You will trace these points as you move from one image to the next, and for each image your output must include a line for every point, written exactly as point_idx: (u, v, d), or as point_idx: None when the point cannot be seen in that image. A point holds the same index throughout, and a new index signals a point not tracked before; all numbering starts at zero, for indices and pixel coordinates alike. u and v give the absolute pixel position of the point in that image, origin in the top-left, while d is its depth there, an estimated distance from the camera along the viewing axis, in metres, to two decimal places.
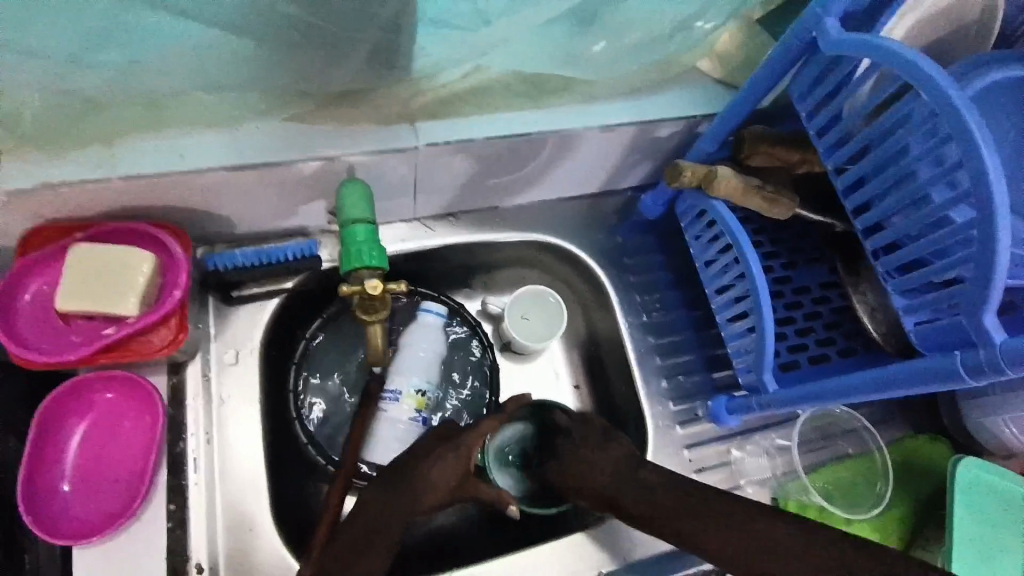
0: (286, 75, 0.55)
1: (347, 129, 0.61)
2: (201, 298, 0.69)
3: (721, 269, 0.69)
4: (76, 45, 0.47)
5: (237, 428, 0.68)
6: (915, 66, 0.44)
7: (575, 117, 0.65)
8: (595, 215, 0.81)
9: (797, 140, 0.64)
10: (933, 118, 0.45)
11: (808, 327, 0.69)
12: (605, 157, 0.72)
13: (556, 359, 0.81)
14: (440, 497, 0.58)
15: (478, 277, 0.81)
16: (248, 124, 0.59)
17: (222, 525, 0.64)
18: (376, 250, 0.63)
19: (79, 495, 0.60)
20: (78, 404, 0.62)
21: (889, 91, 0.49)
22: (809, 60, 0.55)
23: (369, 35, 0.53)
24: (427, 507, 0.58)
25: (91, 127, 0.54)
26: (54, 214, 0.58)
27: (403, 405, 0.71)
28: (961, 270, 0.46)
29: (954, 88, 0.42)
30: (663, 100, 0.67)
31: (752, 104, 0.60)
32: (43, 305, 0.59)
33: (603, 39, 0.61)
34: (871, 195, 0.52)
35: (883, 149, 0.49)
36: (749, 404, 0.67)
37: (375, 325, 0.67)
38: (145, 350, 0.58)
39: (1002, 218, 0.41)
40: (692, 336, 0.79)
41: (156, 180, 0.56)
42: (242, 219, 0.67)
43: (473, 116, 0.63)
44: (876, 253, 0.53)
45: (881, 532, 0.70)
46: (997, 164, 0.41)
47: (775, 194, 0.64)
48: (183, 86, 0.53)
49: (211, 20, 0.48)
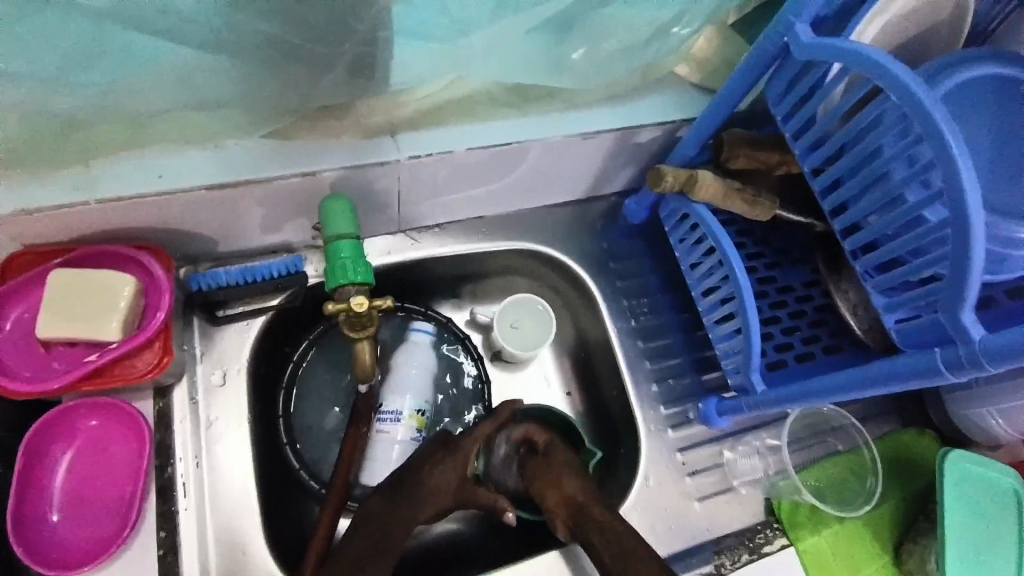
0: (265, 92, 0.55)
1: (326, 145, 0.61)
2: (186, 318, 0.69)
3: (706, 272, 0.70)
4: (41, 72, 0.47)
5: (226, 449, 0.67)
6: (885, 69, 0.45)
7: (556, 126, 0.65)
8: (581, 220, 0.82)
9: (778, 141, 0.65)
10: (904, 119, 0.46)
11: (795, 326, 0.69)
12: (586, 165, 0.73)
13: (548, 365, 0.82)
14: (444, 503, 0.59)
15: (466, 287, 0.81)
16: (229, 142, 0.58)
17: (215, 551, 0.64)
18: (362, 266, 0.64)
19: (68, 524, 0.59)
20: (62, 431, 0.61)
21: (860, 94, 0.49)
22: (782, 65, 0.56)
23: (348, 50, 0.53)
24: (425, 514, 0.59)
25: (67, 151, 0.53)
26: (33, 239, 0.57)
27: (403, 425, 0.71)
28: (938, 268, 0.46)
29: (923, 90, 0.43)
30: (643, 106, 0.68)
31: (730, 107, 0.60)
32: (25, 332, 0.58)
33: (582, 47, 0.61)
34: (849, 196, 0.53)
35: (858, 151, 0.50)
36: (739, 406, 0.68)
37: (363, 342, 0.67)
38: (129, 375, 0.58)
39: (976, 217, 0.42)
40: (682, 339, 0.80)
41: (135, 202, 0.56)
42: (226, 237, 0.67)
43: (454, 129, 0.64)
44: (855, 253, 0.54)
45: (874, 529, 0.71)
46: (968, 163, 0.42)
47: (756, 195, 0.65)
48: (161, 106, 0.53)
49: (188, 42, 0.49)
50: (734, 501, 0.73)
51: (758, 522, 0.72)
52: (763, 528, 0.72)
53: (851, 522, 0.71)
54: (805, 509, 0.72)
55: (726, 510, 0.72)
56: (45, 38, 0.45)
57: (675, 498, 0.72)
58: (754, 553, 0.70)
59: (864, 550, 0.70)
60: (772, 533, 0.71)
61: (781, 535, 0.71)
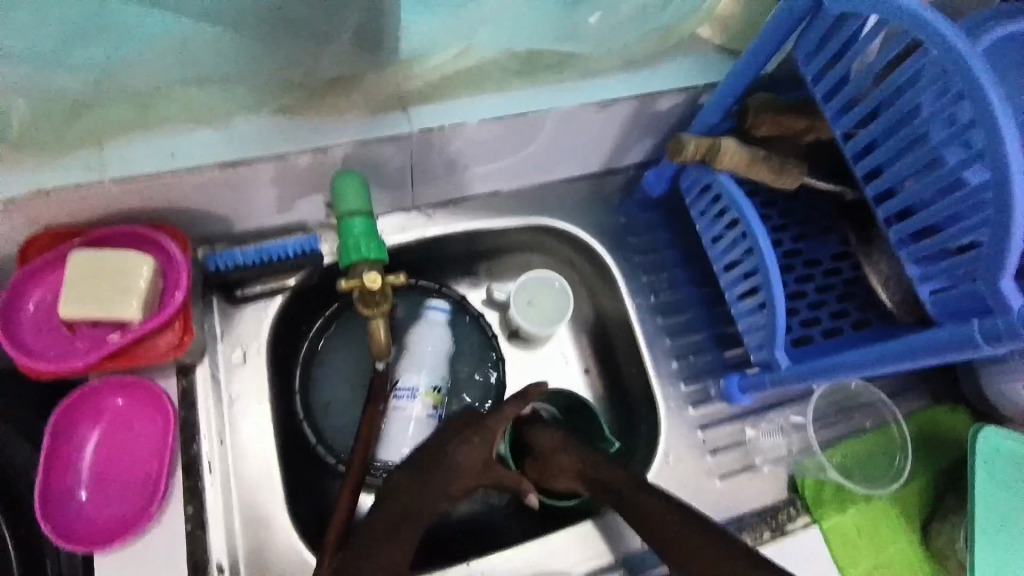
0: (270, 61, 0.54)
1: (336, 120, 0.60)
2: (205, 298, 0.70)
3: (729, 245, 0.68)
4: (45, 47, 0.47)
5: (248, 427, 0.68)
6: (923, 21, 0.42)
7: (573, 95, 0.63)
8: (597, 194, 0.80)
9: (804, 107, 0.62)
10: (943, 75, 0.43)
11: (822, 301, 0.67)
12: (604, 135, 0.70)
13: (566, 343, 0.81)
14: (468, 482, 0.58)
15: (482, 265, 0.80)
16: (237, 120, 0.58)
17: (240, 526, 0.65)
18: (374, 244, 0.63)
19: (95, 500, 0.60)
20: (87, 410, 0.62)
21: (897, 50, 0.47)
22: (812, 22, 0.53)
23: (354, 19, 0.53)
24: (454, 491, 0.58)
25: (79, 130, 0.53)
26: (51, 220, 0.57)
27: (419, 401, 0.71)
28: (977, 235, 0.44)
29: (964, 42, 0.41)
30: (661, 73, 0.65)
31: (755, 71, 0.58)
32: (48, 313, 0.59)
33: (598, 11, 0.60)
34: (882, 160, 0.50)
35: (892, 111, 0.47)
36: (763, 381, 0.66)
37: (378, 319, 0.67)
38: (152, 354, 0.59)
39: (1018, 179, 0.39)
40: (703, 315, 0.78)
41: (148, 182, 0.56)
42: (239, 217, 0.67)
43: (465, 101, 0.62)
44: (888, 220, 0.51)
45: (901, 507, 0.69)
46: (1011, 121, 0.39)
47: (782, 163, 0.62)
48: (169, 80, 0.52)
49: (187, 11, 0.48)
50: (755, 479, 0.71)
51: (781, 501, 0.71)
52: (787, 506, 0.70)
53: (878, 502, 0.69)
54: (831, 487, 0.70)
55: (748, 488, 0.71)
56: (49, 12, 0.45)
57: (696, 475, 0.71)
58: (776, 531, 0.69)
59: (891, 528, 0.68)
60: (795, 511, 0.70)
61: (805, 513, 0.70)
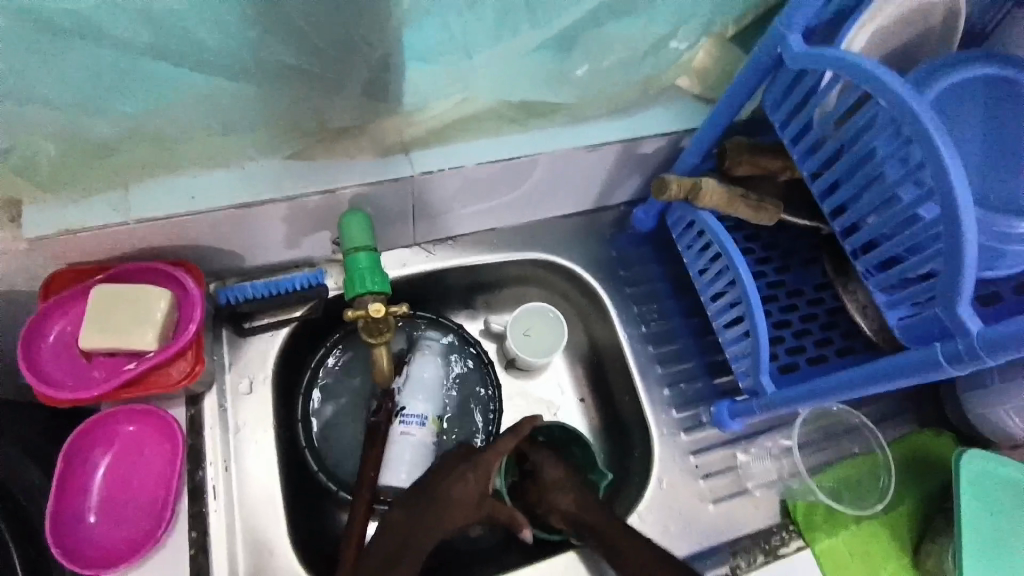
0: (283, 115, 0.59)
1: (344, 163, 0.64)
2: (215, 331, 0.73)
3: (713, 276, 0.71)
4: (82, 102, 0.51)
5: (254, 454, 0.71)
6: (874, 76, 0.47)
7: (564, 139, 0.68)
8: (590, 229, 0.84)
9: (780, 148, 0.67)
10: (894, 123, 0.47)
11: (806, 329, 0.70)
12: (594, 175, 0.75)
13: (562, 373, 0.83)
14: (467, 512, 0.61)
15: (480, 297, 0.84)
16: (252, 164, 0.62)
17: (243, 552, 0.66)
18: (378, 277, 0.67)
19: (104, 525, 0.62)
20: (99, 436, 0.64)
21: (853, 99, 0.51)
22: (778, 74, 0.58)
23: (360, 74, 0.57)
24: (453, 524, 0.61)
25: (107, 173, 0.58)
26: (76, 258, 0.62)
27: (426, 429, 0.73)
28: (935, 264, 0.48)
29: (910, 94, 0.45)
30: (646, 118, 0.70)
31: (730, 115, 0.62)
32: (68, 343, 0.62)
33: (585, 64, 0.64)
34: (847, 197, 0.54)
35: (852, 154, 0.52)
36: (751, 408, 0.68)
37: (381, 346, 0.70)
38: (165, 383, 0.62)
39: (966, 213, 0.43)
40: (693, 344, 0.81)
41: (170, 221, 0.60)
42: (250, 253, 0.71)
43: (464, 144, 0.67)
44: (856, 252, 0.55)
45: (890, 529, 0.71)
46: (957, 162, 0.43)
47: (760, 200, 0.66)
48: (191, 131, 0.57)
49: (215, 69, 0.52)
50: (748, 503, 0.73)
51: (773, 525, 0.72)
52: (779, 530, 0.72)
53: (867, 524, 0.71)
54: (821, 511, 0.72)
55: (740, 513, 0.73)
56: (86, 73, 0.50)
57: (690, 499, 0.73)
58: (769, 555, 0.71)
59: (880, 551, 0.70)
60: (787, 535, 0.72)
61: (796, 537, 0.71)
